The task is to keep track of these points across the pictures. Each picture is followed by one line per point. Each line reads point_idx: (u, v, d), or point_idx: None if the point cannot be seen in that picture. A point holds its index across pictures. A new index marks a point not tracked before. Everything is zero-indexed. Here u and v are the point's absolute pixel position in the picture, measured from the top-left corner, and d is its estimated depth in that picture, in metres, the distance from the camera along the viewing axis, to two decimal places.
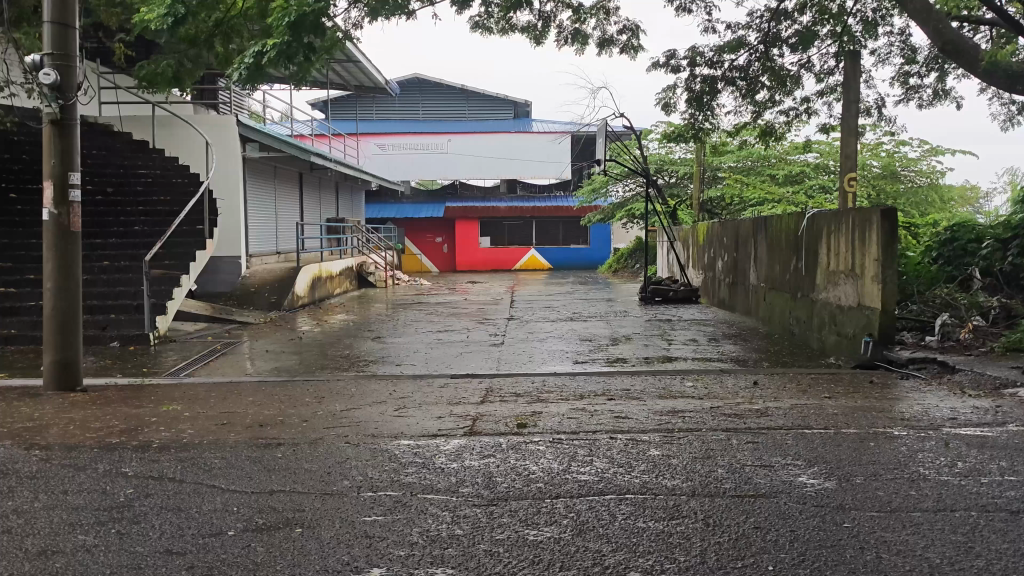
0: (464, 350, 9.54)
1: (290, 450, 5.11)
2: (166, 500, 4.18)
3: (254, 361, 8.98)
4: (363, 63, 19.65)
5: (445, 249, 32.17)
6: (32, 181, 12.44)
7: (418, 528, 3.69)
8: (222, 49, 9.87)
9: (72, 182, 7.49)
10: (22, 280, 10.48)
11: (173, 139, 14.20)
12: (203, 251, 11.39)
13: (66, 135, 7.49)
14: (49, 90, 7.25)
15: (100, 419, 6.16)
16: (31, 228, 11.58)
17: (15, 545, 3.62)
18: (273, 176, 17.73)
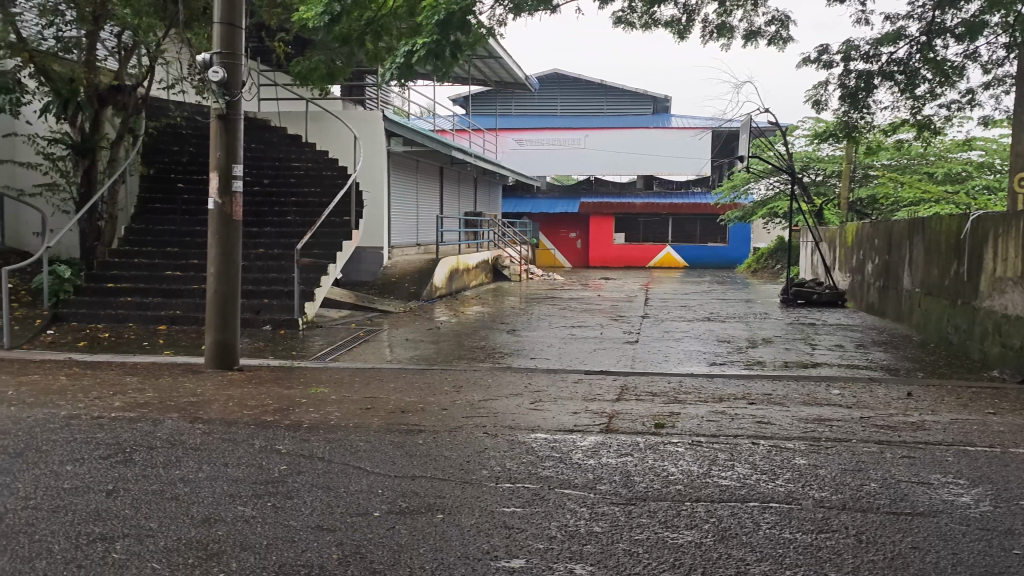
0: (598, 347, 9.49)
1: (429, 437, 5.25)
2: (317, 478, 4.39)
3: (394, 349, 9.29)
4: (504, 59, 19.91)
5: (579, 245, 32.12)
6: (197, 173, 13.33)
7: (557, 521, 3.71)
8: (373, 47, 10.20)
9: (235, 173, 7.97)
10: (186, 265, 11.26)
11: (324, 134, 14.85)
12: (349, 242, 11.85)
13: (230, 129, 7.97)
14: (217, 87, 7.75)
15: (255, 397, 6.54)
16: (195, 216, 12.41)
17: (183, 512, 3.90)
18: (416, 170, 18.24)
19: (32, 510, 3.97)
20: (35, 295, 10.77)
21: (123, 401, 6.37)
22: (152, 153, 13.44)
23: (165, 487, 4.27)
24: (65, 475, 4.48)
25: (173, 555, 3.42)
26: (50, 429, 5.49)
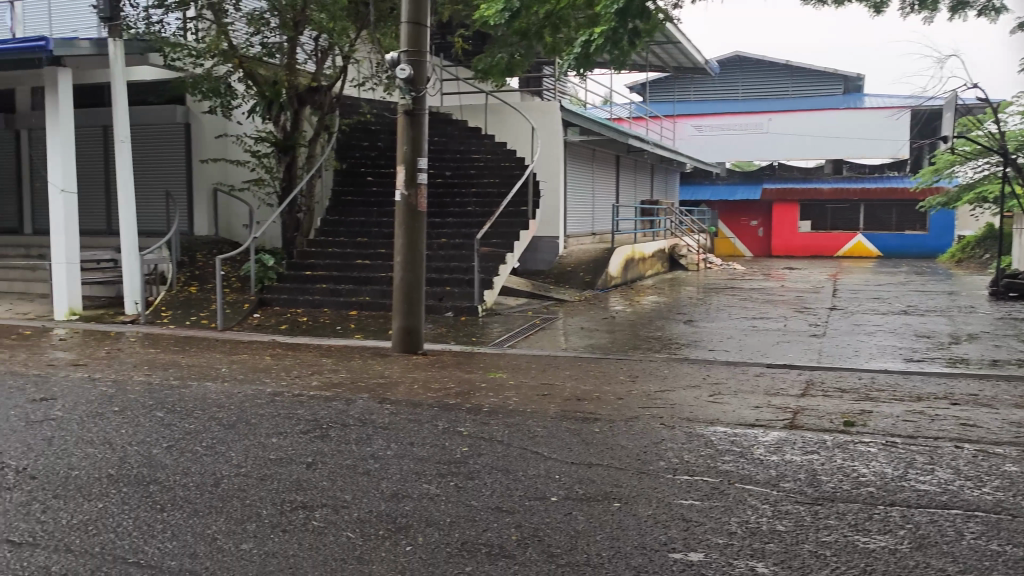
0: (781, 339, 9.10)
1: (605, 426, 5.25)
2: (497, 460, 4.52)
3: (569, 337, 9.37)
4: (684, 44, 19.48)
5: (760, 233, 30.82)
6: (385, 166, 14.02)
7: (737, 517, 3.61)
8: (551, 39, 10.29)
9: (420, 166, 8.32)
10: (375, 254, 11.90)
11: (503, 126, 15.18)
12: (526, 232, 12.07)
13: (416, 123, 8.31)
14: (404, 84, 8.12)
15: (438, 380, 6.84)
16: (383, 208, 13.08)
17: (373, 486, 4.15)
18: (592, 159, 18.25)
19: (243, 477, 4.36)
20: (244, 282, 11.79)
21: (320, 380, 6.85)
22: (345, 149, 14.29)
23: (358, 461, 4.55)
24: (270, 446, 4.88)
25: (365, 526, 3.65)
26: (257, 403, 6.00)
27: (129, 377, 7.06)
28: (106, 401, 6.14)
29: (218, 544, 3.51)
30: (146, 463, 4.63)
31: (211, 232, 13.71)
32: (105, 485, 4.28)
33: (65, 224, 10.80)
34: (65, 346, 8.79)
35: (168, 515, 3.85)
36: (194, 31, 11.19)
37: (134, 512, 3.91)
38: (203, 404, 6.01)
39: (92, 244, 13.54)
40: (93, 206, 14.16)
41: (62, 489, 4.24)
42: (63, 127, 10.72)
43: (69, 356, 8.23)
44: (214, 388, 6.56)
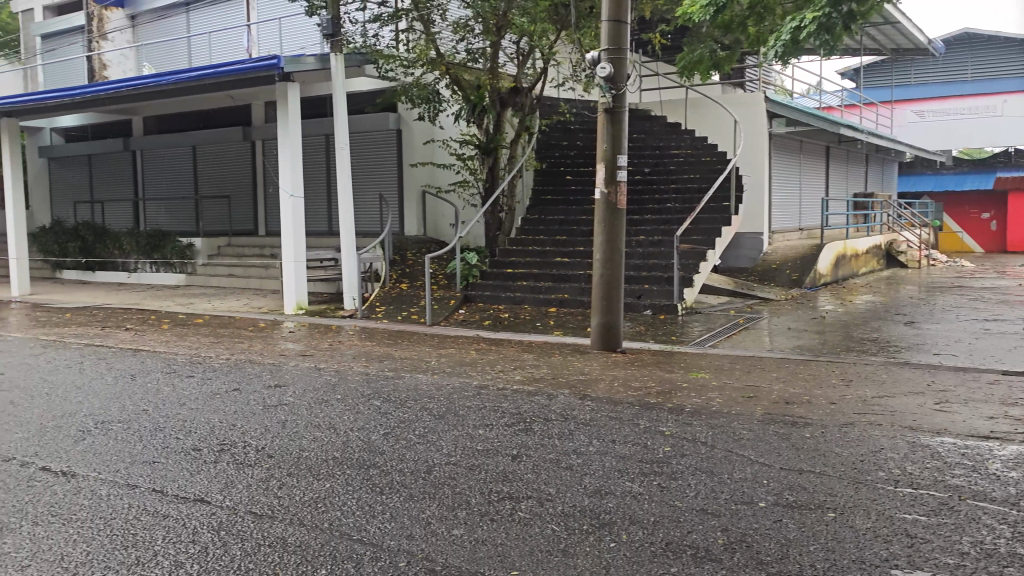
0: (1019, 344, 8.23)
1: (816, 432, 5.01)
2: (701, 462, 4.44)
3: (775, 337, 9.01)
4: (903, 24, 18.10)
5: (993, 227, 27.93)
6: (584, 165, 14.16)
7: (970, 537, 3.33)
8: (756, 29, 9.93)
9: (620, 163, 8.31)
10: (574, 252, 12.04)
11: (704, 120, 14.85)
12: (728, 228, 11.73)
13: (616, 121, 8.34)
14: (604, 81, 8.15)
15: (639, 378, 6.81)
16: (582, 206, 13.21)
17: (577, 481, 4.20)
18: (799, 151, 17.41)
19: (453, 465, 4.57)
20: (450, 279, 12.33)
21: (522, 375, 7.06)
22: (545, 149, 14.57)
23: (561, 456, 4.64)
24: (478, 438, 5.09)
25: (570, 521, 3.71)
26: (464, 396, 6.27)
27: (350, 368, 7.62)
28: (330, 390, 6.66)
29: (432, 528, 3.71)
30: (366, 448, 4.99)
31: (420, 232, 14.52)
32: (331, 467, 4.65)
33: (293, 227, 11.80)
34: (294, 338, 9.61)
35: (387, 498, 4.12)
36: (405, 42, 11.83)
37: (358, 493, 4.21)
38: (416, 395, 6.36)
39: (316, 244, 14.72)
40: (316, 209, 15.39)
41: (294, 468, 4.66)
42: (292, 137, 11.71)
43: (299, 347, 9.02)
44: (426, 380, 6.93)
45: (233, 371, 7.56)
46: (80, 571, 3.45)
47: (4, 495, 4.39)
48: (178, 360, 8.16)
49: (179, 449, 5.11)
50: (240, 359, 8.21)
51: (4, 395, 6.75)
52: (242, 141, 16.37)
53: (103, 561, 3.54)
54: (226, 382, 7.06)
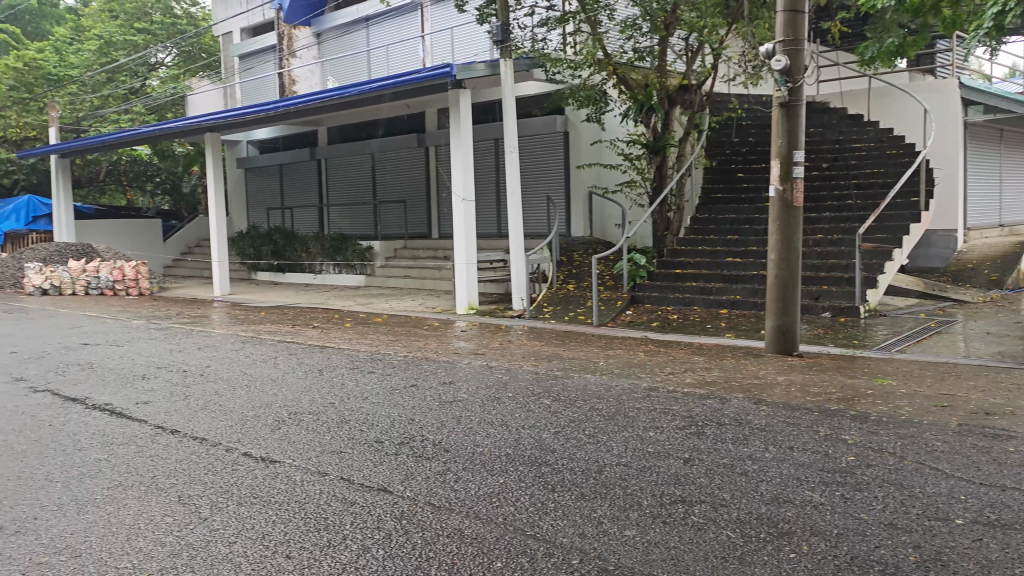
0: None
1: (1022, 445, 4.59)
2: (888, 474, 4.19)
3: (972, 342, 8.34)
4: None
5: None
6: (757, 161, 13.68)
7: None
8: (952, 11, 9.20)
9: (797, 159, 7.97)
10: (746, 252, 11.67)
11: (889, 111, 13.98)
12: (917, 225, 10.95)
13: (793, 115, 8.01)
14: (780, 75, 7.85)
15: (818, 384, 6.52)
16: (754, 205, 12.79)
17: (752, 488, 4.09)
18: (999, 139, 16.00)
19: (624, 466, 4.57)
20: (617, 280, 12.30)
21: (694, 378, 6.93)
22: (715, 147, 14.22)
23: (736, 461, 4.52)
24: (649, 440, 5.05)
25: (747, 528, 3.62)
26: (634, 397, 6.23)
27: (520, 367, 7.78)
28: (503, 387, 6.84)
29: (604, 528, 3.74)
30: (538, 445, 5.08)
31: (587, 233, 14.60)
32: (504, 463, 4.77)
33: (464, 229, 12.17)
34: (466, 337, 9.91)
35: (559, 496, 4.18)
36: (572, 44, 11.90)
37: (530, 490, 4.30)
38: (585, 395, 6.40)
39: (486, 246, 15.13)
40: (486, 212, 15.82)
41: (469, 463, 4.82)
42: (464, 143, 12.09)
43: (471, 345, 9.30)
44: (595, 381, 6.95)
45: (410, 368, 7.91)
46: (279, 550, 3.75)
47: (213, 476, 4.83)
48: (361, 357, 8.64)
49: (363, 441, 5.42)
50: (417, 357, 8.59)
51: (210, 385, 7.43)
52: (416, 148, 17.08)
53: (299, 542, 3.82)
54: (404, 378, 7.41)
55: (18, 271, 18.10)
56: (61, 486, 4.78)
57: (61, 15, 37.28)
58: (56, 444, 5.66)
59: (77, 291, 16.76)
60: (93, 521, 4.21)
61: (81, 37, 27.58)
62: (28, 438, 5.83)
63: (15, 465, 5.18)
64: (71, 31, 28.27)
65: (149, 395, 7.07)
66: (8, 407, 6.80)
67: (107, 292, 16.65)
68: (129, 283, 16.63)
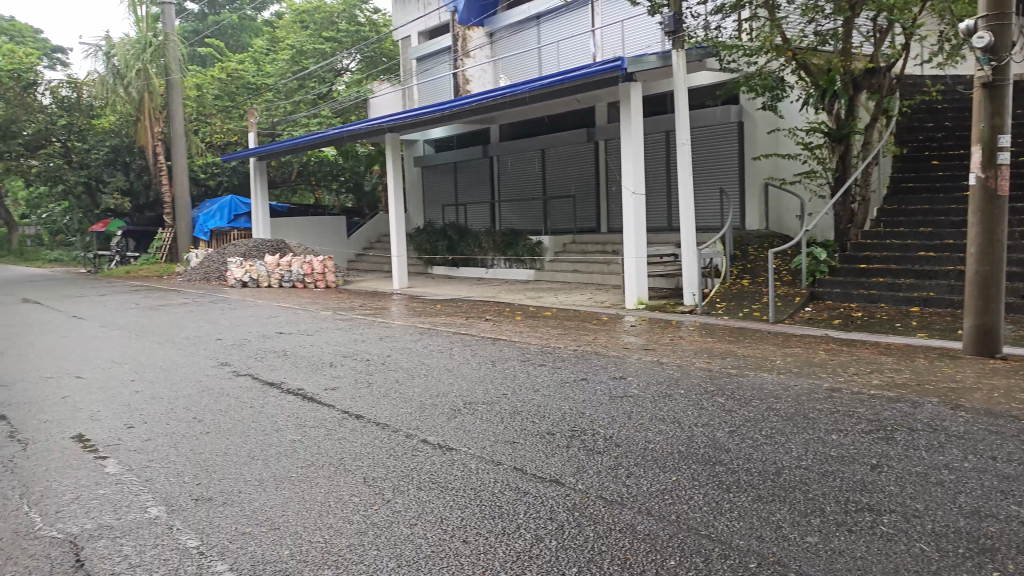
0: None
1: None
2: None
3: None
4: None
5: None
6: (954, 148, 12.67)
7: None
8: None
9: (1001, 144, 7.31)
10: (941, 245, 10.84)
11: None
12: None
13: (997, 96, 7.35)
14: (983, 53, 7.22)
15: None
16: (951, 194, 11.85)
17: (949, 499, 3.81)
18: None
19: (804, 470, 4.38)
20: (795, 275, 11.77)
21: (881, 379, 6.53)
22: (907, 133, 13.30)
23: (930, 470, 4.23)
24: (831, 443, 4.81)
25: (942, 541, 3.38)
26: (814, 398, 5.96)
27: (692, 363, 7.63)
28: (675, 384, 6.74)
29: (784, 532, 3.60)
30: (711, 444, 4.97)
31: (763, 226, 14.07)
32: (677, 460, 4.71)
33: (634, 224, 12.06)
34: (636, 332, 9.84)
35: (736, 497, 4.07)
36: (748, 31, 11.48)
37: (704, 489, 4.22)
38: (762, 394, 6.18)
39: (656, 240, 14.94)
40: (657, 206, 15.62)
41: (642, 459, 4.79)
42: (635, 137, 11.99)
43: (641, 340, 9.22)
44: (772, 380, 6.70)
45: (580, 362, 7.95)
46: (457, 535, 3.88)
47: (395, 461, 5.08)
48: (531, 349, 8.79)
49: (535, 432, 5.51)
50: (587, 351, 8.63)
51: (391, 373, 7.83)
52: (586, 142, 17.11)
53: (475, 528, 3.95)
54: (574, 371, 7.47)
55: (221, 265, 19.79)
56: (260, 463, 5.20)
57: (258, 27, 40.27)
58: (256, 424, 6.17)
59: (272, 284, 18.10)
60: (289, 497, 4.54)
61: (276, 48, 29.75)
62: (232, 418, 6.39)
63: (221, 443, 5.69)
64: (267, 43, 30.59)
65: (336, 382, 7.55)
66: (215, 389, 7.48)
67: (299, 285, 17.85)
68: (317, 277, 17.74)
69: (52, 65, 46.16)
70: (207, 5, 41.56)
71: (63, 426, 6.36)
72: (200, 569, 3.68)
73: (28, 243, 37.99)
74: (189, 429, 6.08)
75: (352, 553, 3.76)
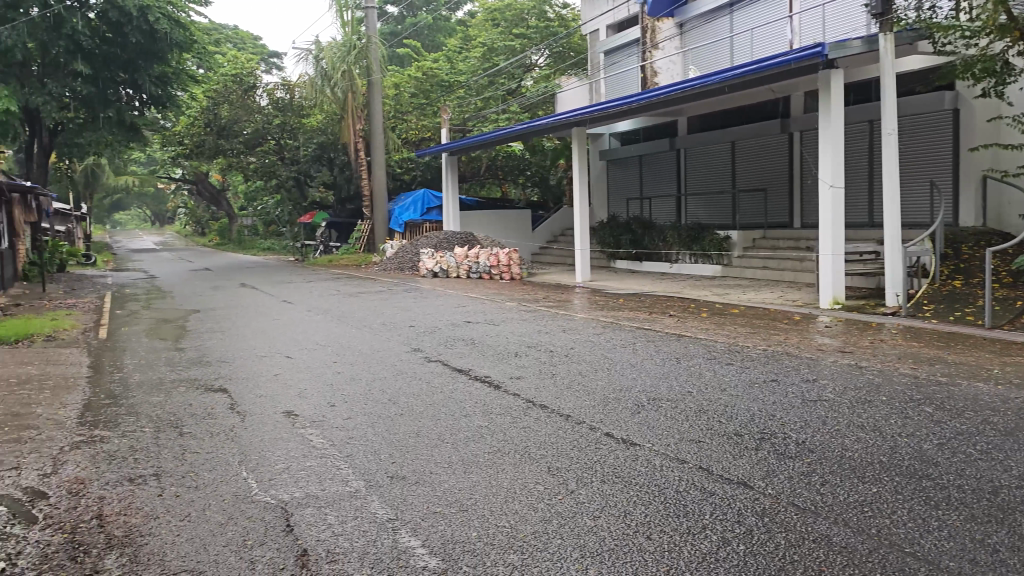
0: None
1: None
2: None
3: None
4: None
5: None
6: None
7: None
8: None
9: None
10: None
11: None
12: None
13: None
14: None
15: None
16: None
17: None
18: None
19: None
20: (1017, 277, 10.71)
21: None
22: None
23: None
24: None
25: None
26: None
27: (894, 369, 7.14)
28: (875, 390, 6.33)
29: (1001, 559, 3.31)
30: (917, 456, 4.63)
31: (979, 223, 12.91)
32: (877, 471, 4.43)
33: (832, 219, 11.43)
34: (830, 333, 9.34)
35: (945, 514, 3.78)
36: (969, 10, 10.58)
37: (908, 504, 3.94)
38: (976, 406, 5.67)
39: (855, 236, 14.08)
40: (857, 200, 14.71)
41: (837, 467, 4.54)
42: (834, 128, 11.35)
43: (836, 342, 8.74)
44: (988, 391, 6.13)
45: (770, 363, 7.63)
46: (640, 530, 3.86)
47: (579, 452, 5.13)
48: (718, 348, 8.55)
49: (722, 433, 5.36)
50: (778, 351, 8.27)
51: (575, 366, 7.89)
52: (781, 133, 16.42)
53: (659, 526, 3.91)
54: (763, 372, 7.19)
55: (414, 256, 20.76)
56: (450, 446, 5.41)
57: (452, 27, 41.76)
58: (446, 408, 6.43)
59: (460, 275, 18.76)
60: (477, 481, 4.69)
61: (469, 46, 30.76)
62: (424, 401, 6.69)
63: (415, 424, 5.99)
64: (460, 41, 31.72)
65: (521, 371, 7.72)
66: (408, 373, 7.89)
67: (485, 276, 18.36)
68: (503, 269, 18.16)
69: (270, 69, 50.16)
70: (406, 7, 43.59)
71: (275, 401, 6.94)
72: (395, 543, 3.88)
73: (245, 232, 41.63)
74: (385, 410, 6.43)
75: (537, 540, 3.83)
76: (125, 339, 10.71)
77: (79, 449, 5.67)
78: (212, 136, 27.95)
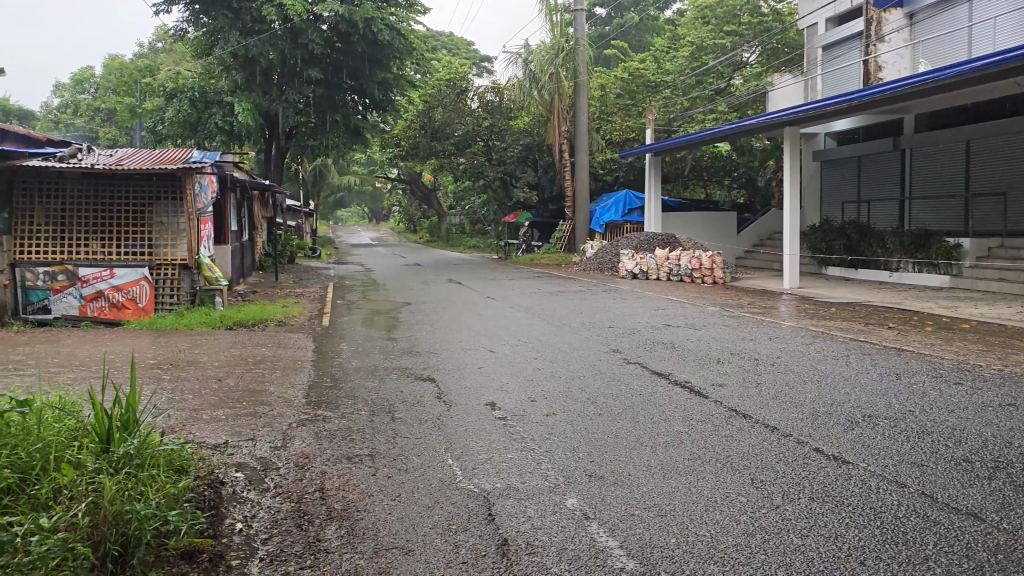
0: None
1: None
2: None
3: None
4: None
5: None
6: None
7: None
8: None
9: None
10: None
11: None
12: None
13: None
14: None
15: None
16: None
17: None
18: None
19: None
20: None
21: None
22: None
23: None
24: None
25: None
26: None
27: None
28: None
29: None
30: None
31: None
32: None
33: None
34: None
35: None
36: None
37: None
38: None
39: None
40: None
41: None
42: None
43: None
44: None
45: (1007, 385, 6.91)
46: (854, 555, 3.64)
47: (785, 466, 4.91)
48: (945, 365, 7.88)
49: (949, 458, 4.93)
50: (1017, 372, 7.47)
51: (781, 375, 7.57)
52: None
53: (876, 551, 3.66)
54: (998, 395, 6.51)
55: (614, 256, 20.77)
56: (649, 449, 5.37)
57: (660, 26, 41.47)
58: (645, 411, 6.38)
59: (660, 276, 18.58)
60: (677, 487, 4.62)
61: (677, 45, 30.23)
62: (624, 403, 6.69)
63: (613, 425, 6.00)
64: (668, 40, 31.30)
65: (724, 378, 7.50)
66: (608, 373, 7.91)
67: (686, 278, 18.03)
68: (705, 272, 17.71)
69: (481, 72, 51.82)
70: (615, 9, 43.87)
71: (480, 393, 7.21)
72: (593, 541, 3.91)
73: (453, 230, 43.57)
74: (585, 409, 6.49)
75: (739, 554, 3.71)
76: (345, 327, 11.55)
77: (304, 426, 6.18)
78: (425, 137, 28.80)
